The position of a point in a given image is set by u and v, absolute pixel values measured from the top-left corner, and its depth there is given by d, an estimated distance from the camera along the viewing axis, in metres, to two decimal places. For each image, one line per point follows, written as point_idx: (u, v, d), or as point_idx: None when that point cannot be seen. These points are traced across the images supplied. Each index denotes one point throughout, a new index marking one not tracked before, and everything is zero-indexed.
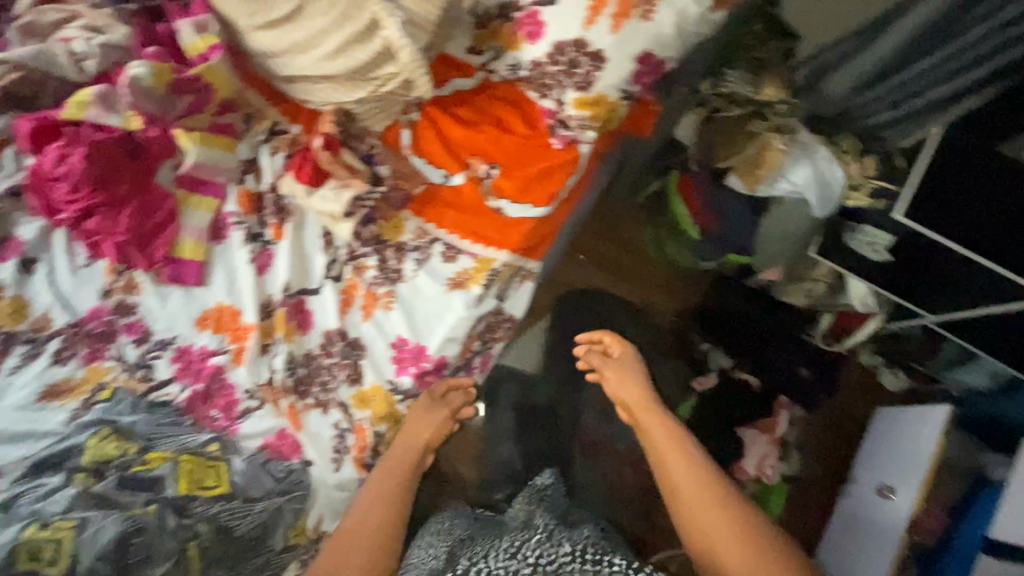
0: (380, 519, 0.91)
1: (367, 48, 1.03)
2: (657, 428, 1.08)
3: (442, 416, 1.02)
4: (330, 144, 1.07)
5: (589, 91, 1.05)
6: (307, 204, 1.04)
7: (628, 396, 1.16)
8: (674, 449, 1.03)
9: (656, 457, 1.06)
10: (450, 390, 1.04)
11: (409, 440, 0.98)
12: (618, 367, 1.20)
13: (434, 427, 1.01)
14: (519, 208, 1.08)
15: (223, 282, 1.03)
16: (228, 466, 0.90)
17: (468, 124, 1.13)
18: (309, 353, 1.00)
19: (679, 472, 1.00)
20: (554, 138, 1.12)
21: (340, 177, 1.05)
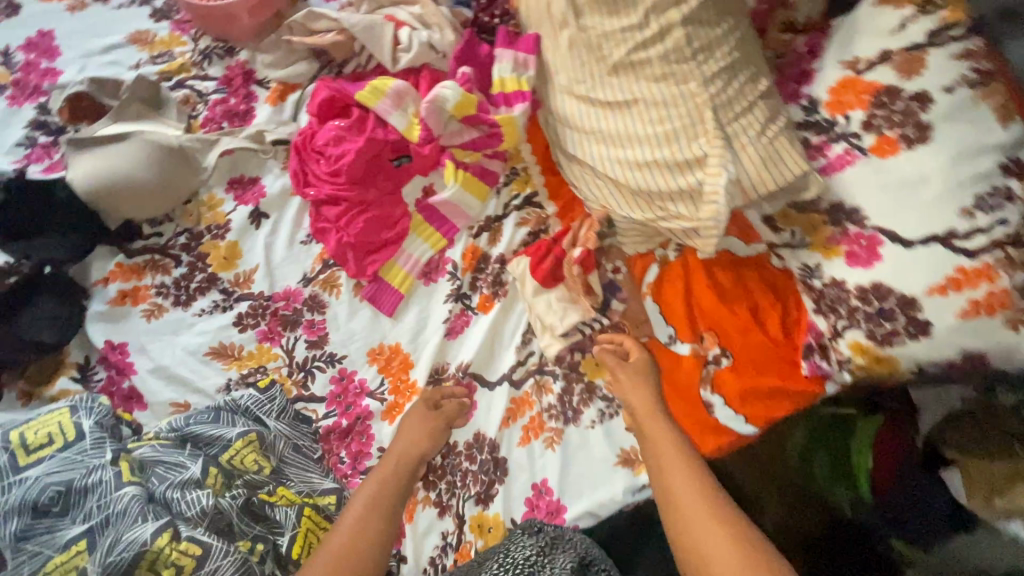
0: (374, 546, 0.76)
1: (672, 178, 0.92)
2: (661, 437, 0.84)
3: (431, 427, 0.88)
4: (587, 260, 0.97)
5: (880, 346, 0.88)
6: (529, 298, 0.97)
7: (634, 399, 0.89)
8: (678, 461, 0.81)
9: (654, 468, 0.83)
10: (452, 404, 0.92)
11: (402, 451, 0.87)
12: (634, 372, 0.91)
13: (429, 441, 0.88)
14: (731, 416, 0.95)
15: (411, 324, 0.98)
16: None
17: (723, 294, 1.00)
18: (452, 446, 0.94)
19: (684, 488, 0.77)
20: (804, 360, 0.97)
21: (573, 290, 0.97)
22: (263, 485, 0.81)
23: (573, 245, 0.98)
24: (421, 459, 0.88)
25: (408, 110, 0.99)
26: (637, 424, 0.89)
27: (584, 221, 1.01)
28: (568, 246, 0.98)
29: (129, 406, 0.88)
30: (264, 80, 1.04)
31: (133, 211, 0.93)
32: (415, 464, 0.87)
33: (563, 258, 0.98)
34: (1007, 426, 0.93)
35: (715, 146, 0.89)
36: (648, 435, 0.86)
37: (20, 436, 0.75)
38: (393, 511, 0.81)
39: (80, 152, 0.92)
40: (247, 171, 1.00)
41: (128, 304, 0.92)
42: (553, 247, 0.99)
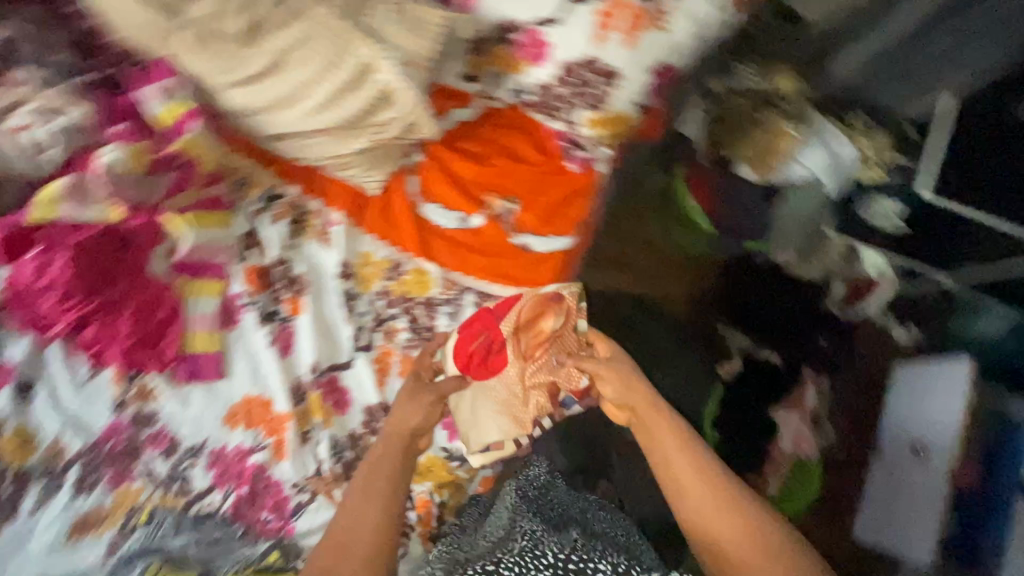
0: (378, 512, 0.74)
1: (360, 96, 0.94)
2: (672, 443, 0.81)
3: (426, 402, 0.89)
4: (540, 309, 0.99)
5: (603, 110, 1.01)
6: (501, 386, 0.98)
7: (631, 397, 0.86)
8: (704, 490, 0.77)
9: (669, 485, 0.80)
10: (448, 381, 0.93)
11: (395, 428, 0.86)
12: (611, 381, 0.90)
13: (421, 414, 0.88)
14: (545, 242, 1.04)
15: (246, 371, 0.96)
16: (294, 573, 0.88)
17: (476, 158, 1.07)
18: (352, 434, 0.95)
19: (694, 483, 0.77)
20: (569, 163, 1.08)
21: (540, 377, 0.98)
22: None
23: (555, 345, 0.98)
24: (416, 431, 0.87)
25: (95, 197, 0.91)
26: (636, 418, 0.87)
27: (540, 308, 0.98)
28: (504, 326, 0.98)
29: None
30: None
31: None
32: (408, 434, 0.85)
33: (517, 351, 0.98)
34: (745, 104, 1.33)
35: (371, 45, 0.91)
36: (656, 438, 0.83)
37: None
38: (396, 485, 0.78)
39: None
40: None
41: None
42: (491, 324, 0.98)
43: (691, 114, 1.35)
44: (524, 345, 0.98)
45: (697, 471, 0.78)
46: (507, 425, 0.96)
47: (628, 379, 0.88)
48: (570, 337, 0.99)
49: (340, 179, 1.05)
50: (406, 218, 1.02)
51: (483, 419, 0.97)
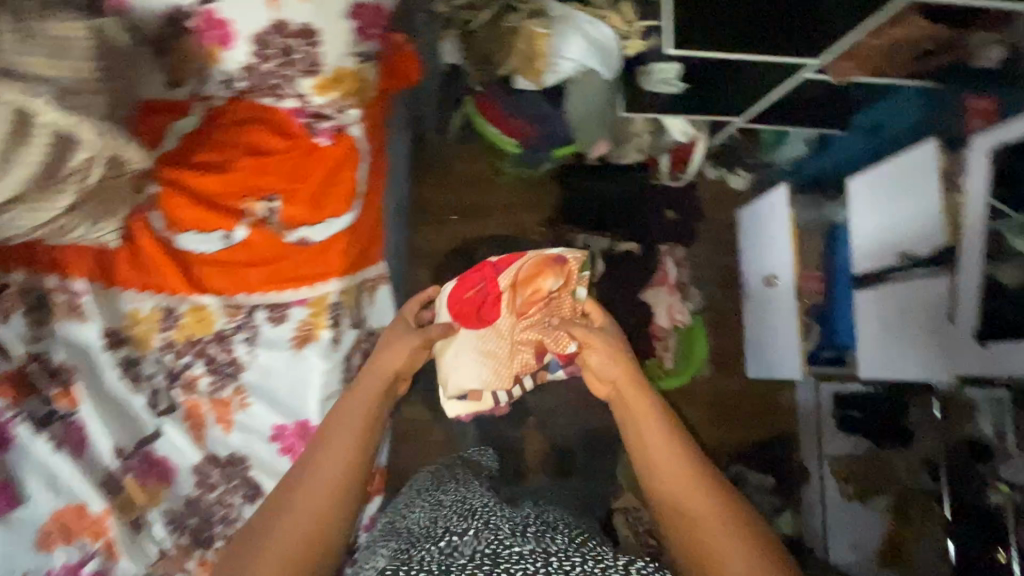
0: (340, 469, 0.76)
1: (37, 144, 0.73)
2: (642, 409, 0.85)
3: (366, 405, 0.83)
4: (517, 284, 1.00)
5: (321, 71, 0.92)
6: (498, 337, 1.01)
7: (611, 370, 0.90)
8: (696, 488, 0.76)
9: (633, 440, 0.85)
10: (391, 359, 0.89)
11: (337, 420, 0.81)
12: (601, 351, 0.92)
13: (373, 403, 0.84)
14: (323, 228, 0.97)
15: (41, 491, 0.80)
16: None
17: (216, 167, 0.97)
18: (189, 498, 0.88)
19: (676, 475, 0.78)
20: (319, 137, 1.00)
21: (529, 329, 1.00)
22: None
23: (548, 302, 1.00)
24: (373, 419, 0.83)
25: None
26: (619, 397, 0.89)
27: (558, 269, 0.99)
28: (503, 280, 1.01)
29: None
30: None
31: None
32: (388, 378, 0.88)
33: (511, 302, 1.00)
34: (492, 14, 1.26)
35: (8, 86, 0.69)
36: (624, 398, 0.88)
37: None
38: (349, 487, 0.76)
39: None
40: None
41: None
42: (489, 273, 1.02)
43: (450, 45, 1.34)
44: (519, 302, 1.00)
45: (664, 437, 0.81)
46: (488, 375, 1.01)
47: (626, 360, 0.91)
48: (565, 302, 1.01)
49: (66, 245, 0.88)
50: (162, 257, 0.92)
51: (464, 363, 1.01)
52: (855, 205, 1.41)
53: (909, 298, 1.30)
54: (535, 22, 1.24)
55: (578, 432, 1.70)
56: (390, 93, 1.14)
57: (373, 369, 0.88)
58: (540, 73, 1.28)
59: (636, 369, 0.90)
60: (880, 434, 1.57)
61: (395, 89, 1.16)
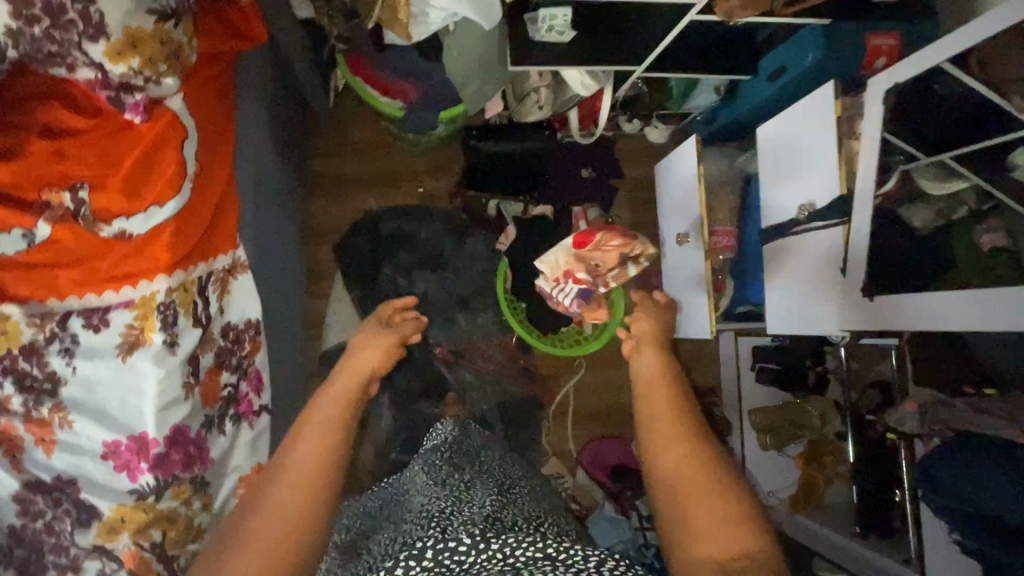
0: (318, 454, 0.72)
1: None
2: (659, 378, 0.92)
3: (345, 417, 0.82)
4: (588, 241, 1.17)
5: (109, 34, 0.79)
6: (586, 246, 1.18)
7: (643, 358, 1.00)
8: (683, 460, 0.74)
9: (640, 408, 0.87)
10: (409, 325, 1.25)
11: (328, 427, 0.78)
12: (649, 320, 1.10)
13: (343, 428, 0.79)
14: (142, 219, 0.86)
15: None
16: None
17: (6, 154, 0.83)
18: (13, 528, 0.80)
19: (668, 449, 0.76)
20: (130, 114, 0.86)
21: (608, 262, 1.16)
22: None
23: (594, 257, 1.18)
24: (342, 443, 0.76)
25: None
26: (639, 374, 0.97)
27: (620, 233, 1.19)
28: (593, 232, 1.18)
29: None
30: None
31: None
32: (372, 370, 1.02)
33: (600, 243, 1.17)
34: None
35: None
36: (642, 373, 0.95)
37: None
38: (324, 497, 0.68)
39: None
40: None
41: None
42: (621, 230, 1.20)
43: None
44: (599, 247, 1.17)
45: (672, 410, 0.83)
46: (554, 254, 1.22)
47: (664, 339, 1.06)
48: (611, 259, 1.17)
49: None
50: None
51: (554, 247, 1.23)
52: (762, 154, 1.34)
53: (811, 254, 1.25)
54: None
55: (501, 404, 1.68)
56: (229, 56, 1.01)
57: (353, 366, 1.00)
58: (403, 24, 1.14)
59: (670, 356, 1.00)
60: (791, 387, 1.59)
61: (235, 51, 1.02)
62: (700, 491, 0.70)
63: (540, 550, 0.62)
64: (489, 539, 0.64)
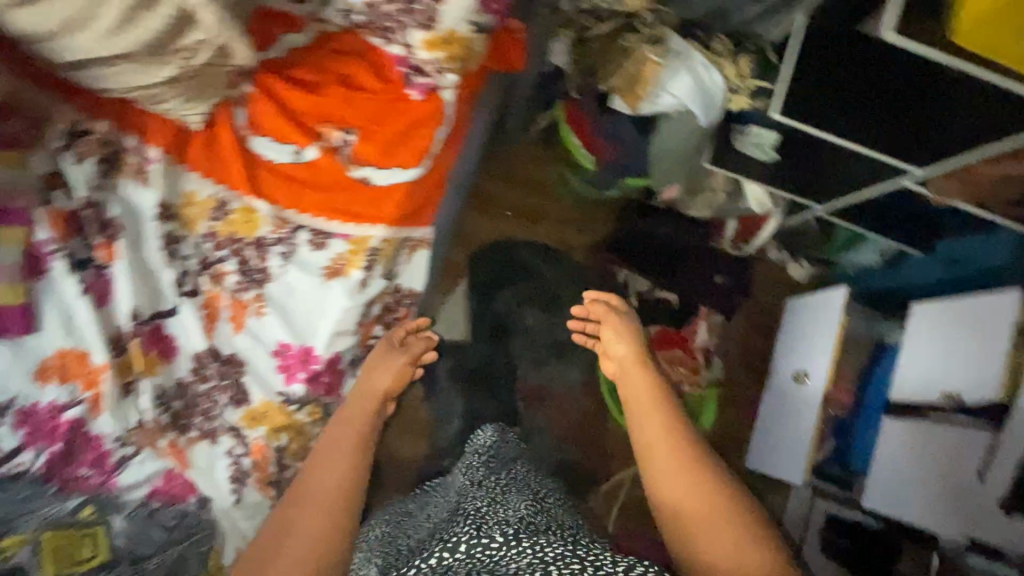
0: (338, 478, 0.80)
1: (158, 15, 0.78)
2: (649, 408, 0.98)
3: (374, 401, 0.95)
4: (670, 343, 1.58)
5: (436, 29, 0.93)
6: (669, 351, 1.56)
7: (630, 374, 1.07)
8: (689, 489, 0.85)
9: (642, 448, 0.94)
10: (417, 341, 1.04)
11: (352, 424, 0.90)
12: (619, 339, 1.13)
13: (365, 419, 0.92)
14: (386, 174, 0.98)
15: (56, 324, 0.88)
16: (105, 529, 0.86)
17: (311, 87, 0.99)
18: (180, 382, 0.92)
19: (673, 480, 0.87)
20: (411, 90, 1.00)
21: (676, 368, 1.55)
22: None
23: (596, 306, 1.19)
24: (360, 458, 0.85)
25: None
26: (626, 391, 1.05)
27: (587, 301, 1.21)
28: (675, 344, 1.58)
29: None
30: None
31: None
32: (382, 398, 0.97)
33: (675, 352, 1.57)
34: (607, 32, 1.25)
35: None
36: (635, 404, 1.00)
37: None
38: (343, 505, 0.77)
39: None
40: None
41: None
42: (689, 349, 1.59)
43: (562, 47, 1.30)
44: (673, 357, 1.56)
45: (671, 437, 0.92)
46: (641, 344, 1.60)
47: (637, 359, 1.08)
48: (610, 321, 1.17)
49: (156, 114, 0.95)
50: (233, 152, 0.95)
51: None
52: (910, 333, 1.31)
53: (948, 443, 1.18)
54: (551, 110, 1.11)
55: (555, 460, 1.66)
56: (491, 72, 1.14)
57: (364, 389, 0.95)
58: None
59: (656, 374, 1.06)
60: None
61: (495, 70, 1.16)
62: (719, 535, 0.79)
63: (571, 549, 0.69)
64: (521, 538, 0.71)
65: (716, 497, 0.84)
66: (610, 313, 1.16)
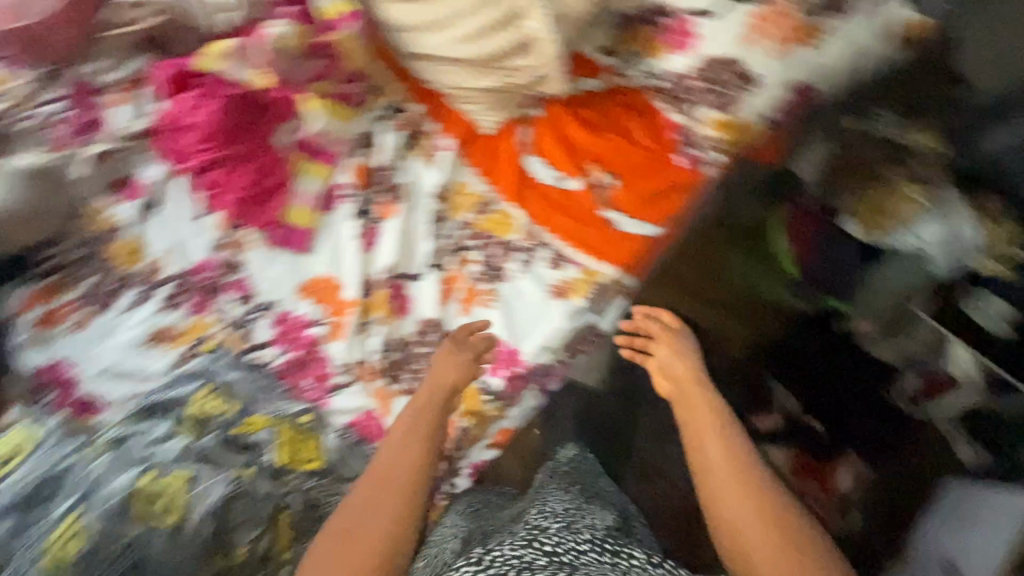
0: (406, 477, 0.75)
1: (507, 36, 0.98)
2: (711, 431, 0.82)
3: (462, 363, 0.93)
4: None
5: (731, 113, 1.01)
6: None
7: (677, 367, 0.94)
8: (752, 520, 0.71)
9: (701, 477, 0.79)
10: (481, 339, 0.96)
11: (432, 390, 0.89)
12: (668, 345, 0.97)
13: (457, 372, 0.92)
14: (632, 224, 1.05)
15: (328, 253, 1.03)
16: (320, 441, 0.93)
17: (591, 127, 1.09)
18: (404, 338, 1.00)
19: (744, 523, 0.72)
20: (683, 159, 1.07)
21: None
22: (232, 423, 0.86)
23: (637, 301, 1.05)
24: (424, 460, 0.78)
25: (250, 62, 1.03)
26: (683, 404, 0.89)
27: (640, 309, 1.02)
28: None
29: (87, 412, 0.91)
30: (102, 86, 1.00)
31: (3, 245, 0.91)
32: (449, 391, 0.90)
33: None
34: (881, 155, 1.01)
35: None
36: (696, 433, 0.83)
37: (146, 484, 0.74)
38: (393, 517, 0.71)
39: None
40: (121, 172, 1.02)
41: (52, 327, 0.94)
42: None
43: (818, 151, 1.04)
44: None
45: (733, 462, 0.77)
46: None
47: (680, 349, 0.97)
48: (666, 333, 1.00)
49: (460, 111, 1.09)
50: (510, 162, 1.07)
51: None
52: None
53: None
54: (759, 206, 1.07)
55: None
56: None
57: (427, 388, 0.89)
58: (785, 230, 1.07)
59: (703, 377, 0.91)
60: None
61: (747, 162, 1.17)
62: (789, 573, 0.66)
63: None
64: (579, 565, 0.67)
65: (783, 528, 0.70)
66: (665, 326, 1.00)
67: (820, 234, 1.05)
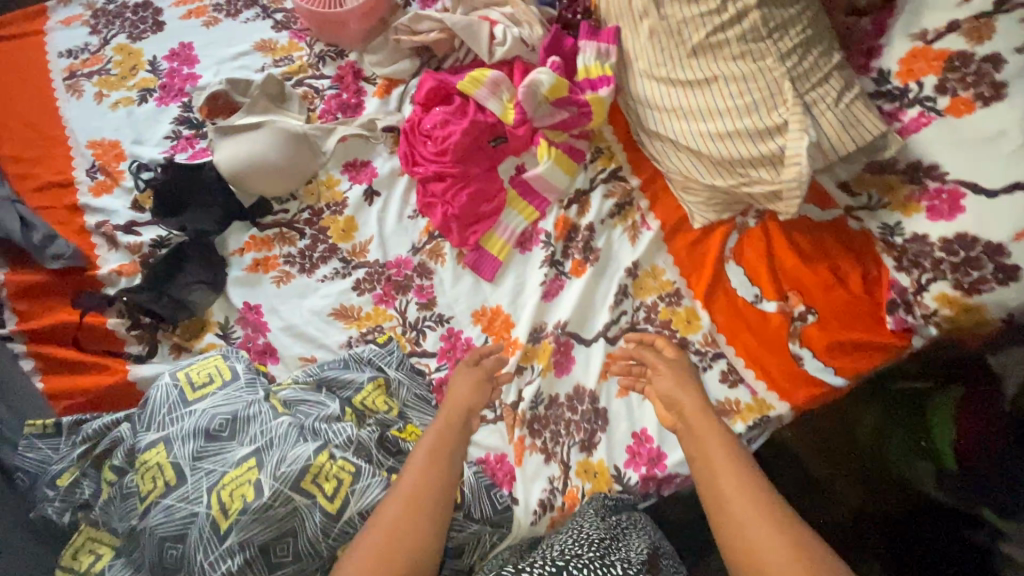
0: (439, 483, 0.74)
1: (755, 146, 0.99)
2: (718, 451, 0.76)
3: (478, 381, 0.91)
4: None
5: (964, 292, 0.92)
6: None
7: (682, 396, 0.85)
8: (763, 531, 0.67)
9: (713, 503, 0.72)
10: (492, 358, 0.95)
11: (452, 403, 0.87)
12: (664, 372, 0.90)
13: (479, 396, 0.90)
14: (819, 368, 0.99)
15: (510, 288, 1.06)
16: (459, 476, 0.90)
17: (803, 254, 1.05)
18: (554, 397, 0.99)
19: (765, 544, 0.65)
20: (889, 316, 1.00)
21: None
22: (392, 424, 0.89)
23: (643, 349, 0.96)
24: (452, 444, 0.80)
25: (503, 96, 1.09)
26: (683, 422, 0.83)
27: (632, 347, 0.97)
28: None
29: (263, 360, 0.98)
30: (371, 77, 1.18)
31: (243, 193, 1.05)
32: (466, 414, 0.86)
33: None
34: None
35: (794, 112, 0.96)
36: (701, 448, 0.78)
37: (321, 464, 0.76)
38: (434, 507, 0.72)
39: (185, 150, 1.09)
40: (360, 155, 1.12)
41: (260, 272, 1.03)
42: None
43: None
44: None
45: (740, 477, 0.72)
46: None
47: (683, 378, 0.88)
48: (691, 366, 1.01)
49: (676, 196, 1.11)
50: (711, 262, 1.05)
51: None
52: None
53: None
54: (925, 380, 1.07)
55: None
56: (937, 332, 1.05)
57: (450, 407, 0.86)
58: (949, 420, 1.00)
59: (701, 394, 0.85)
60: None
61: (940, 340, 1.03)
62: None
63: None
64: None
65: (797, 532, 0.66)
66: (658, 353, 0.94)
67: (982, 422, 0.96)
